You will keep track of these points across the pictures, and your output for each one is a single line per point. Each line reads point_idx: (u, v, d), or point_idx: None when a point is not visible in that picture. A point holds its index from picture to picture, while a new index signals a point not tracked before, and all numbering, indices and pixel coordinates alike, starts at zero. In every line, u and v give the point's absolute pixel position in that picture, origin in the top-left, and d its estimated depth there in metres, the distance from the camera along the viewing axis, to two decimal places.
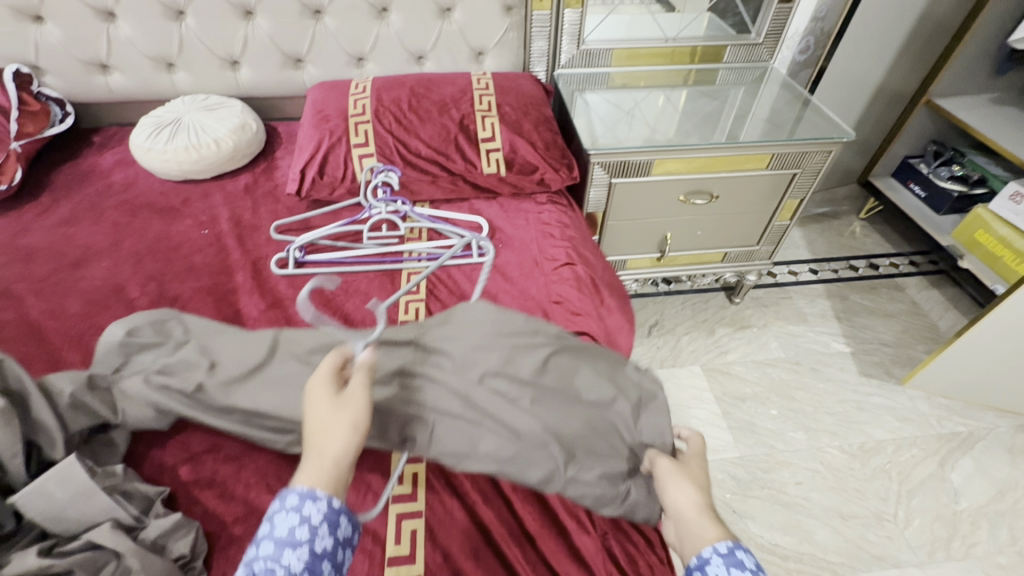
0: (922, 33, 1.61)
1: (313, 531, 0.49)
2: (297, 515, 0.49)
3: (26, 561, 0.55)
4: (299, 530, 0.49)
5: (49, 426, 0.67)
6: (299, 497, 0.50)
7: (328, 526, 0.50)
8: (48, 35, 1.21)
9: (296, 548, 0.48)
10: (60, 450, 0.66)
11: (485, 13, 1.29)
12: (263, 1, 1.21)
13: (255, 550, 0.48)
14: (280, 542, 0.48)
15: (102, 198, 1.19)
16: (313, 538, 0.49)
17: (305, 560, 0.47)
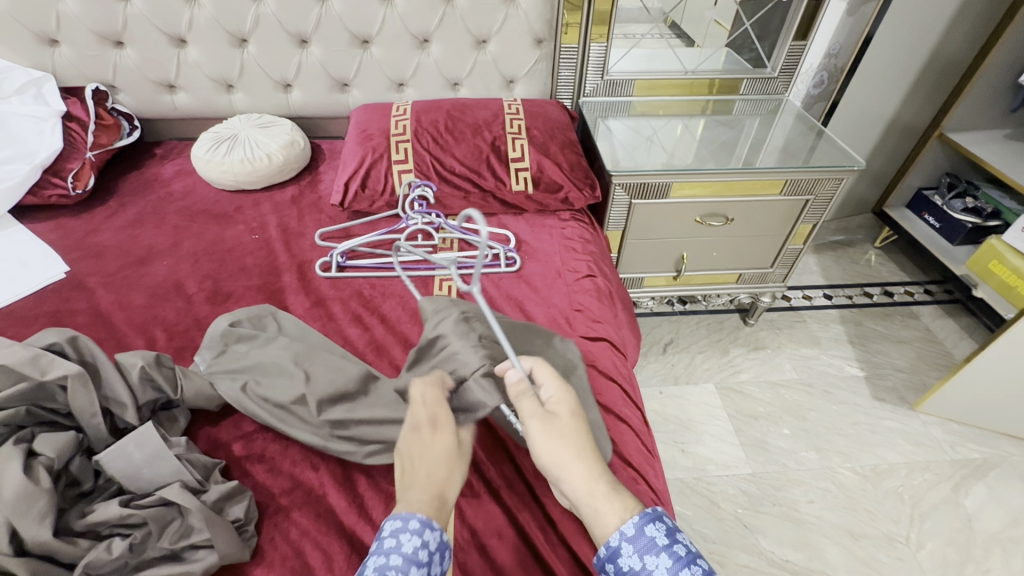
0: (933, 71, 1.68)
1: (431, 557, 0.54)
2: (420, 538, 0.54)
3: (109, 510, 0.64)
4: (422, 552, 0.53)
5: (121, 395, 0.76)
6: (419, 523, 0.55)
7: (441, 555, 0.55)
8: (126, 58, 1.36)
9: (421, 566, 0.53)
10: (131, 415, 0.75)
11: (518, 46, 1.40)
12: (318, 31, 1.34)
13: (382, 560, 0.52)
14: (409, 558, 0.52)
15: (164, 204, 1.31)
16: (431, 562, 0.54)
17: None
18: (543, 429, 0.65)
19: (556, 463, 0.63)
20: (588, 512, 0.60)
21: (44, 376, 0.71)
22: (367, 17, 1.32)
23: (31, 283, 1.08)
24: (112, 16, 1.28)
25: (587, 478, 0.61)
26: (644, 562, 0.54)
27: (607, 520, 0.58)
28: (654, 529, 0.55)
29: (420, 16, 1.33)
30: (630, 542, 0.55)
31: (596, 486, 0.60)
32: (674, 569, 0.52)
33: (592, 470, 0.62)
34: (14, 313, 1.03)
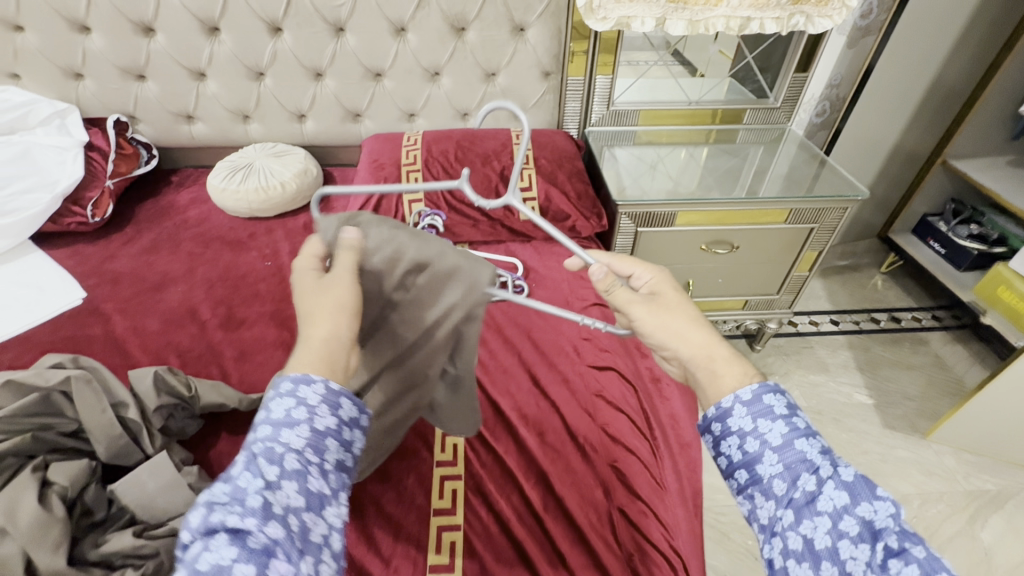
0: (935, 101, 1.70)
1: (311, 412, 0.52)
2: (292, 398, 0.52)
3: (123, 540, 0.65)
4: (298, 412, 0.52)
5: (125, 397, 0.79)
6: (292, 383, 0.54)
7: (328, 406, 0.54)
8: (147, 91, 1.41)
9: (295, 427, 0.51)
10: (133, 412, 0.77)
11: (526, 78, 1.44)
12: (333, 65, 1.38)
13: (254, 435, 0.51)
14: (280, 422, 0.51)
15: (179, 230, 1.34)
16: (312, 418, 0.52)
17: (306, 437, 0.51)
18: (649, 308, 0.66)
19: (674, 334, 0.64)
20: (707, 377, 0.61)
21: (48, 382, 0.75)
22: (380, 52, 1.37)
23: (48, 309, 1.11)
24: (135, 51, 1.33)
25: (702, 347, 0.63)
26: (756, 425, 0.55)
27: (728, 381, 0.60)
28: (772, 398, 0.56)
29: (431, 51, 1.37)
30: (744, 405, 0.57)
31: (715, 350, 0.63)
32: (790, 436, 0.54)
33: (708, 336, 0.64)
34: (32, 338, 1.05)
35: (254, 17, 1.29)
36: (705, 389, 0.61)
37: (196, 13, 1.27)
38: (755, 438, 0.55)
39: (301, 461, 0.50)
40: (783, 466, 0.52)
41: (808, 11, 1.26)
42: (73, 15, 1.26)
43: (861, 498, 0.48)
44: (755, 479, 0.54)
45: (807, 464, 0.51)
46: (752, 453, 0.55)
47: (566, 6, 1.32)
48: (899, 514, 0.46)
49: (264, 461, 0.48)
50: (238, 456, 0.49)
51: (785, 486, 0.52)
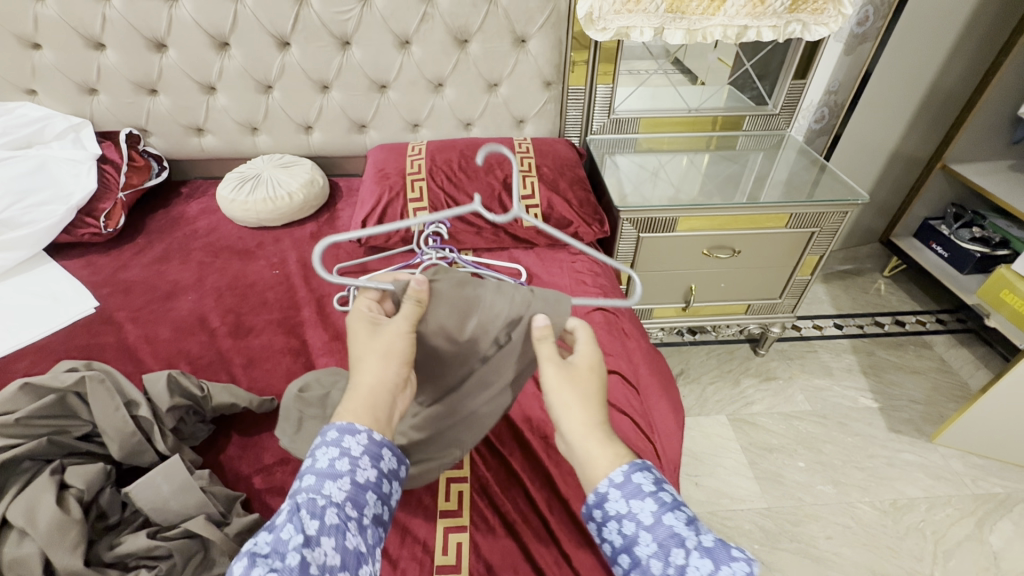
0: (934, 105, 1.72)
1: (353, 463, 0.55)
2: (337, 448, 0.55)
3: (137, 541, 0.67)
4: (341, 463, 0.54)
5: (138, 397, 0.81)
6: (338, 433, 0.56)
7: (368, 458, 0.56)
8: (159, 105, 1.44)
9: (337, 479, 0.53)
10: (146, 410, 0.79)
11: (528, 88, 1.47)
12: (340, 78, 1.42)
13: (298, 484, 0.53)
14: (323, 473, 0.54)
15: (189, 240, 1.37)
16: (354, 469, 0.55)
17: (346, 489, 0.53)
18: (560, 374, 0.65)
19: (563, 406, 0.63)
20: (581, 452, 0.60)
21: (63, 383, 0.77)
22: (385, 65, 1.40)
23: (62, 318, 1.13)
24: (148, 66, 1.36)
25: (586, 423, 0.61)
26: (630, 507, 0.55)
27: (599, 463, 0.59)
28: (641, 476, 0.57)
29: (436, 62, 1.40)
30: (617, 488, 0.56)
31: (591, 430, 0.61)
32: (659, 513, 0.54)
33: (589, 416, 0.61)
34: (47, 347, 1.07)
35: (263, 32, 1.32)
36: (579, 460, 0.61)
37: (207, 29, 1.31)
38: (631, 520, 0.55)
39: (340, 515, 0.51)
40: (657, 546, 0.53)
41: (805, 20, 1.28)
42: (89, 32, 1.30)
43: (720, 563, 0.49)
44: (635, 562, 0.54)
45: (676, 539, 0.52)
46: (628, 536, 0.55)
47: (567, 17, 1.35)
48: (752, 571, 0.48)
49: (307, 514, 0.50)
50: (283, 508, 0.51)
51: (660, 564, 0.52)
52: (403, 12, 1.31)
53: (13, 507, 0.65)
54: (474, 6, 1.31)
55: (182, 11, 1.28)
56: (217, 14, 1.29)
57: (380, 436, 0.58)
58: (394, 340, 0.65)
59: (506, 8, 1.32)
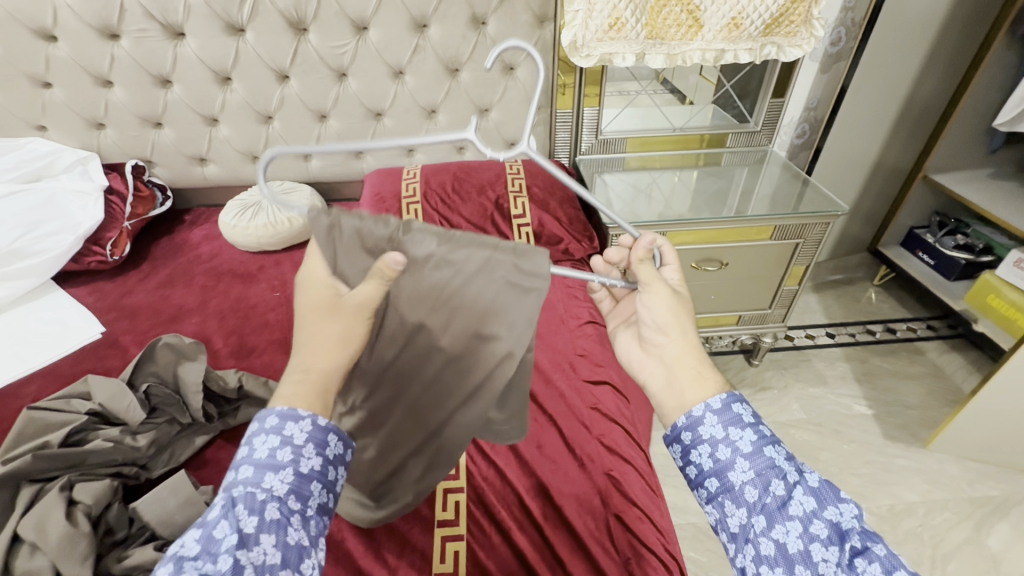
0: (911, 118, 1.77)
1: (297, 452, 0.56)
2: (279, 437, 0.56)
3: (146, 553, 0.70)
4: (280, 454, 0.55)
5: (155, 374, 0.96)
6: (278, 418, 0.57)
7: (313, 446, 0.57)
8: (163, 137, 1.50)
9: (279, 470, 0.54)
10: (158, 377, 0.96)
11: (517, 112, 1.53)
12: (337, 107, 1.48)
13: (235, 475, 0.54)
14: (264, 464, 0.54)
15: (192, 265, 1.41)
16: (297, 459, 0.55)
17: (288, 481, 0.54)
18: (671, 297, 0.69)
19: (679, 330, 0.68)
20: (690, 373, 0.66)
21: (71, 388, 0.93)
22: (380, 94, 1.46)
23: (69, 343, 1.17)
24: (153, 101, 1.42)
25: (689, 351, 0.67)
26: (727, 433, 0.59)
27: (707, 384, 0.64)
28: (740, 408, 0.60)
29: (428, 90, 1.46)
30: (715, 415, 0.60)
31: (699, 356, 0.67)
32: (758, 444, 0.57)
33: (697, 344, 0.68)
34: (55, 371, 1.10)
35: (263, 66, 1.39)
36: (685, 386, 0.65)
37: (210, 65, 1.37)
38: (728, 445, 0.58)
39: (280, 509, 0.52)
40: (755, 473, 0.56)
41: (779, 43, 1.35)
42: (97, 71, 1.37)
43: (826, 503, 0.52)
44: (726, 487, 0.57)
45: (775, 470, 0.55)
46: (723, 461, 0.58)
47: (552, 45, 1.42)
48: (861, 514, 0.52)
49: (244, 509, 0.51)
50: (218, 501, 0.52)
51: (757, 492, 0.55)
52: (396, 45, 1.38)
53: (24, 523, 0.69)
54: (463, 37, 1.38)
55: (186, 48, 1.35)
56: (219, 51, 1.35)
57: (326, 421, 0.59)
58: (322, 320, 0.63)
59: (494, 38, 1.39)
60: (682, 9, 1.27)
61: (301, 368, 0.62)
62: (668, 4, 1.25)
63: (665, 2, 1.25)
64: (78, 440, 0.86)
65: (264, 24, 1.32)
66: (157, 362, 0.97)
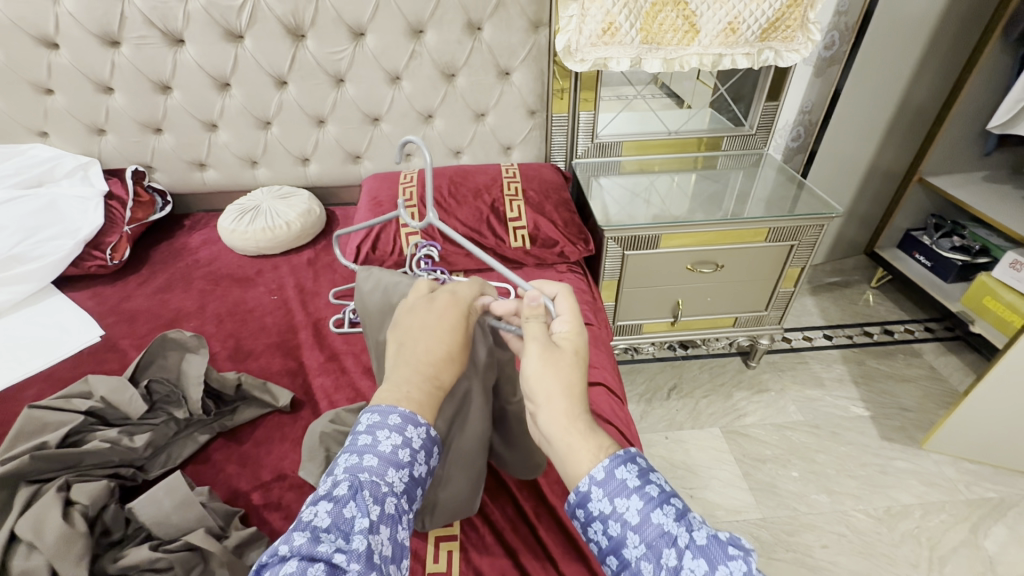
0: (905, 120, 1.78)
1: (413, 456, 0.56)
2: (402, 437, 0.55)
3: (141, 553, 0.71)
4: (403, 453, 0.55)
5: (153, 369, 0.98)
6: (402, 420, 0.56)
7: (424, 453, 0.57)
8: (163, 142, 1.52)
9: (399, 468, 0.54)
10: (156, 371, 0.98)
11: (513, 117, 1.55)
12: (335, 112, 1.49)
13: (358, 460, 0.53)
14: (387, 459, 0.53)
15: (191, 270, 1.42)
16: (413, 462, 0.56)
17: (404, 481, 0.54)
18: (542, 353, 0.62)
19: (545, 395, 0.59)
20: (561, 446, 0.56)
21: (71, 388, 0.94)
22: (377, 99, 1.48)
23: (68, 347, 1.18)
24: (154, 107, 1.44)
25: (558, 416, 0.57)
26: (614, 505, 0.51)
27: (582, 457, 0.55)
28: (624, 471, 0.52)
29: (425, 95, 1.48)
30: (599, 487, 0.52)
31: (572, 421, 0.57)
32: (646, 511, 0.50)
33: (573, 407, 0.58)
34: (54, 375, 1.12)
35: (262, 72, 1.40)
36: (561, 460, 0.56)
37: (210, 72, 1.39)
38: (617, 520, 0.51)
39: (397, 506, 0.52)
40: (646, 546, 0.49)
41: (775, 47, 1.36)
42: (98, 78, 1.38)
43: (717, 563, 0.45)
44: (625, 564, 0.50)
45: (666, 539, 0.48)
46: (615, 537, 0.51)
47: (547, 50, 1.43)
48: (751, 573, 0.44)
49: (370, 497, 0.50)
50: (343, 480, 0.50)
51: (652, 567, 0.48)
52: (393, 51, 1.40)
53: (22, 523, 0.71)
54: (459, 42, 1.40)
55: (186, 55, 1.36)
56: (219, 57, 1.37)
57: (435, 434, 0.59)
58: (442, 314, 0.65)
59: (489, 44, 1.41)
60: (678, 14, 1.28)
61: (413, 366, 0.61)
62: (663, 9, 1.27)
63: (661, 8, 1.27)
64: (76, 441, 0.87)
65: (263, 30, 1.34)
66: (165, 360, 0.99)
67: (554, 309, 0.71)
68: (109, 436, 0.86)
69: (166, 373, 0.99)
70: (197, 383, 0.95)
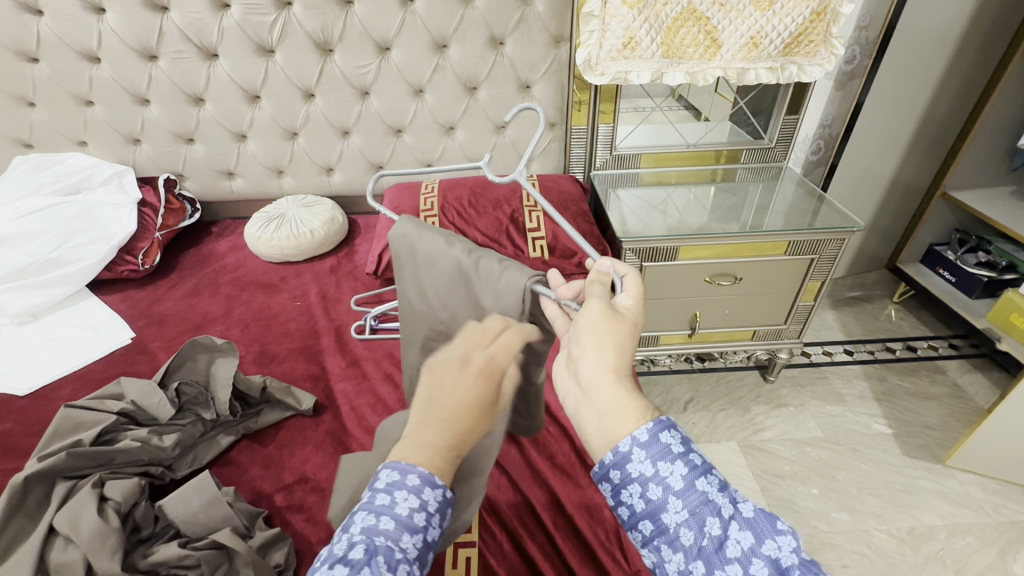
0: (928, 134, 1.76)
1: (428, 519, 0.55)
2: (419, 499, 0.55)
3: (170, 550, 0.73)
4: (418, 516, 0.54)
5: (182, 371, 1.01)
6: (421, 482, 0.56)
7: (439, 517, 0.56)
8: (195, 152, 1.57)
9: (414, 532, 0.53)
10: (184, 374, 1.01)
11: (533, 130, 1.58)
12: (360, 124, 1.53)
13: (375, 522, 0.52)
14: (403, 522, 0.53)
15: (218, 275, 1.46)
16: (427, 526, 0.55)
17: (418, 545, 0.53)
18: (603, 310, 0.60)
19: (595, 347, 0.58)
20: (606, 399, 0.56)
21: (105, 390, 0.97)
22: (401, 111, 1.52)
23: (100, 349, 1.22)
24: (187, 118, 1.50)
25: (604, 370, 0.57)
26: (657, 469, 0.52)
27: (627, 415, 0.55)
28: (669, 436, 0.53)
29: (447, 108, 1.51)
30: (642, 448, 0.53)
31: (619, 380, 0.57)
32: (690, 477, 0.51)
33: (621, 366, 0.58)
34: (87, 375, 1.16)
35: (291, 86, 1.45)
36: (600, 409, 0.56)
37: (241, 85, 1.44)
38: (658, 484, 0.51)
39: (410, 573, 0.50)
40: (688, 513, 0.49)
41: (799, 62, 1.37)
42: (136, 90, 1.44)
43: (765, 536, 0.47)
44: (661, 529, 0.51)
45: (710, 506, 0.49)
46: (654, 502, 0.51)
47: (567, 64, 1.47)
48: (800, 547, 0.46)
49: (383, 563, 0.49)
50: (359, 543, 0.50)
51: (693, 535, 0.49)
52: (417, 65, 1.43)
53: (60, 517, 0.74)
54: (481, 57, 1.43)
55: (219, 69, 1.42)
56: (250, 71, 1.42)
57: (451, 495, 0.59)
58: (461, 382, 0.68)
59: (511, 58, 1.44)
60: (699, 29, 1.30)
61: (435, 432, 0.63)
62: (685, 24, 1.29)
63: (683, 23, 1.29)
64: (109, 440, 0.90)
65: (293, 45, 1.39)
66: (194, 362, 1.02)
67: (621, 285, 0.67)
68: (138, 435, 0.89)
69: (196, 375, 1.02)
70: (225, 385, 0.97)
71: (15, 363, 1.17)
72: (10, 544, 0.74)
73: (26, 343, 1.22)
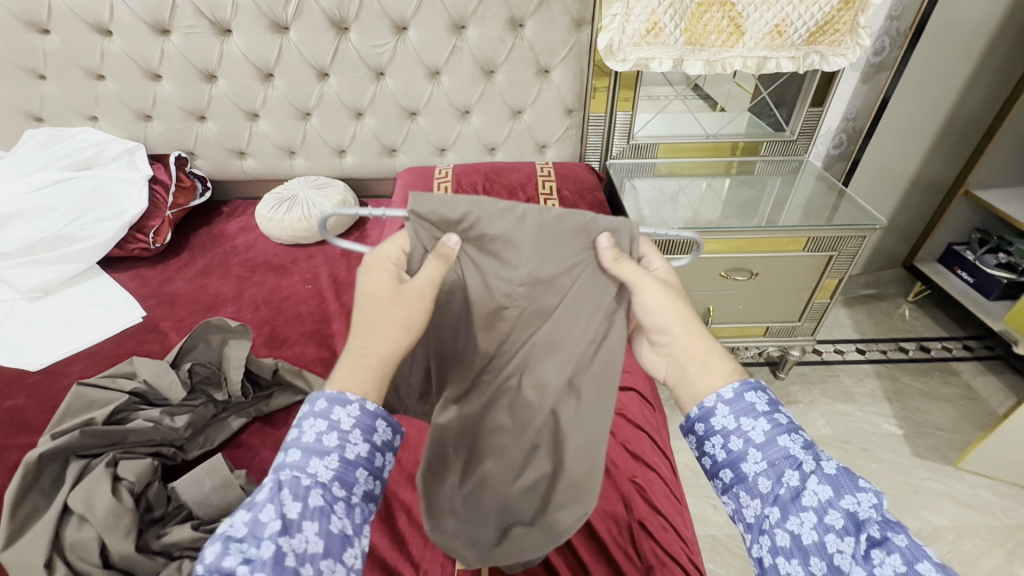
0: (955, 129, 1.71)
1: (343, 439, 0.56)
2: (326, 422, 0.56)
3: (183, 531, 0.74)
4: (327, 440, 0.55)
5: (193, 353, 1.00)
6: (328, 403, 0.57)
7: (360, 433, 0.57)
8: (207, 130, 1.55)
9: (324, 456, 0.54)
10: (196, 355, 1.00)
11: (550, 117, 1.55)
12: (374, 106, 1.51)
13: (285, 459, 0.55)
14: (310, 450, 0.55)
15: (229, 256, 1.45)
16: (343, 445, 0.56)
17: (334, 467, 0.54)
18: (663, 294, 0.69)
19: (678, 325, 0.69)
20: (700, 370, 0.67)
21: (116, 369, 0.97)
22: (416, 93, 1.49)
23: (113, 326, 1.22)
24: (199, 96, 1.47)
25: (694, 344, 0.68)
26: (738, 424, 0.60)
27: (715, 377, 0.65)
28: (753, 397, 0.61)
29: (463, 92, 1.48)
30: (726, 405, 0.61)
31: (709, 349, 0.68)
32: (772, 433, 0.59)
33: (709, 341, 0.69)
34: (98, 353, 1.15)
35: (305, 64, 1.42)
36: (694, 378, 0.67)
37: (253, 62, 1.42)
38: (739, 436, 0.60)
39: (325, 497, 0.52)
40: (768, 464, 0.57)
41: (822, 51, 1.32)
42: (148, 66, 1.42)
43: (844, 491, 0.53)
44: (740, 477, 0.59)
45: (790, 461, 0.57)
46: (736, 452, 0.59)
47: (588, 48, 1.42)
48: (879, 503, 0.52)
49: (289, 495, 0.51)
50: (267, 484, 0.53)
51: (770, 483, 0.57)
52: (433, 46, 1.40)
53: (73, 496, 0.74)
54: (500, 39, 1.39)
55: (232, 46, 1.39)
56: (264, 48, 1.39)
57: (374, 407, 0.59)
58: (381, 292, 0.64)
59: (530, 41, 1.40)
60: (723, 15, 1.26)
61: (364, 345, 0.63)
62: (708, 10, 1.25)
63: (706, 9, 1.24)
64: (120, 419, 0.89)
65: (308, 22, 1.35)
66: (206, 344, 1.01)
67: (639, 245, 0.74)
68: (150, 415, 0.89)
69: (208, 356, 1.01)
70: (238, 366, 0.96)
71: (28, 338, 1.17)
72: (24, 522, 0.74)
73: (38, 319, 1.22)
